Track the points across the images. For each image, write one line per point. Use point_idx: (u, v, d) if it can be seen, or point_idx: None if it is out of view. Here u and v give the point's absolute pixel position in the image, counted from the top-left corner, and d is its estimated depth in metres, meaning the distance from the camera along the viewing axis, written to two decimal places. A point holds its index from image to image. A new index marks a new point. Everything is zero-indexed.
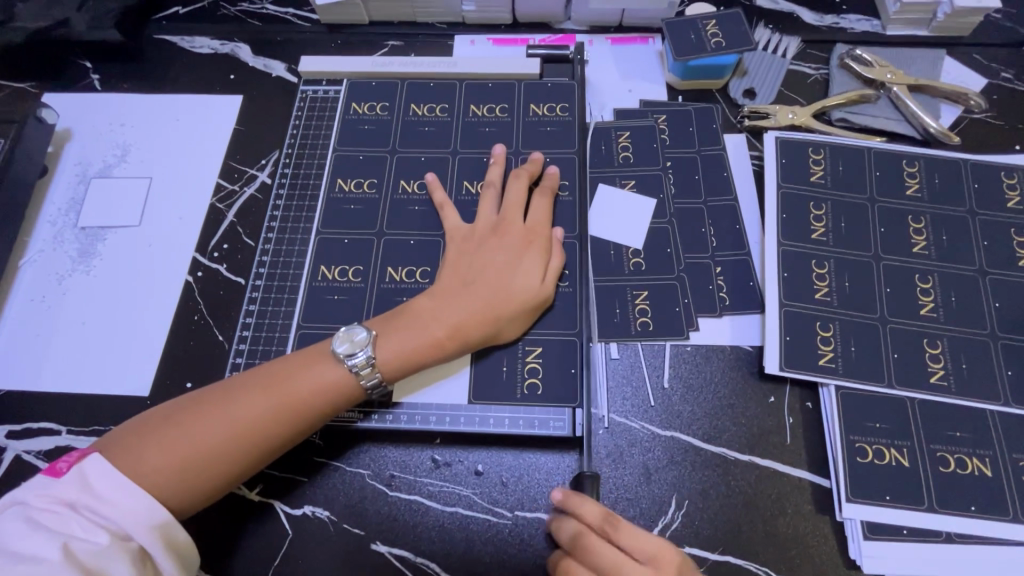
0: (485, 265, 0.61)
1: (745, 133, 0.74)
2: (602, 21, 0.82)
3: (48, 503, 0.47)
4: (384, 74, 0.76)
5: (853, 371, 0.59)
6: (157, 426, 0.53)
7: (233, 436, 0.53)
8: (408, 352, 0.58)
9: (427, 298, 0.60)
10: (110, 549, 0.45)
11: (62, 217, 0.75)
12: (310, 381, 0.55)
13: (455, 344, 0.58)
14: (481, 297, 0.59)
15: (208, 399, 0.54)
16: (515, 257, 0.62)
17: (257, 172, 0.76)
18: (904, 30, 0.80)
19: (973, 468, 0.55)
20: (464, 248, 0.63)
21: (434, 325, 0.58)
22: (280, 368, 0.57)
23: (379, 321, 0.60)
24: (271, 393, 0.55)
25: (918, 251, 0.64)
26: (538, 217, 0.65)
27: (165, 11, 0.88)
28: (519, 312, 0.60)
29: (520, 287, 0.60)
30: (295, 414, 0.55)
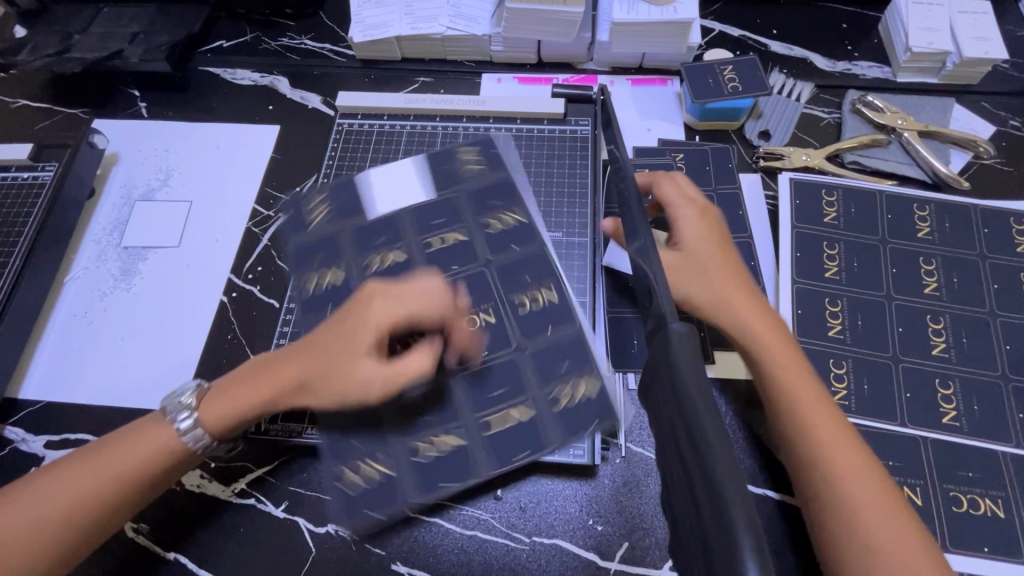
0: (320, 338, 0.56)
1: (759, 173, 0.77)
2: (623, 63, 0.86)
3: None
4: (416, 110, 0.81)
5: (866, 409, 0.61)
6: (18, 490, 0.53)
7: (80, 498, 0.52)
8: (226, 404, 0.55)
9: (252, 366, 0.57)
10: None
11: (106, 236, 0.79)
12: (130, 444, 0.54)
13: (280, 394, 0.55)
14: (308, 351, 0.55)
15: (45, 471, 0.54)
16: (366, 327, 0.54)
17: (292, 199, 0.80)
18: (914, 77, 0.83)
19: (985, 509, 0.56)
20: (327, 320, 0.60)
21: (260, 383, 0.56)
22: (107, 437, 0.55)
23: (215, 385, 0.57)
24: (91, 460, 0.53)
25: (930, 293, 0.66)
26: (421, 304, 0.55)
27: (210, 44, 0.93)
28: (337, 389, 0.54)
29: (346, 357, 0.54)
30: (118, 474, 0.53)
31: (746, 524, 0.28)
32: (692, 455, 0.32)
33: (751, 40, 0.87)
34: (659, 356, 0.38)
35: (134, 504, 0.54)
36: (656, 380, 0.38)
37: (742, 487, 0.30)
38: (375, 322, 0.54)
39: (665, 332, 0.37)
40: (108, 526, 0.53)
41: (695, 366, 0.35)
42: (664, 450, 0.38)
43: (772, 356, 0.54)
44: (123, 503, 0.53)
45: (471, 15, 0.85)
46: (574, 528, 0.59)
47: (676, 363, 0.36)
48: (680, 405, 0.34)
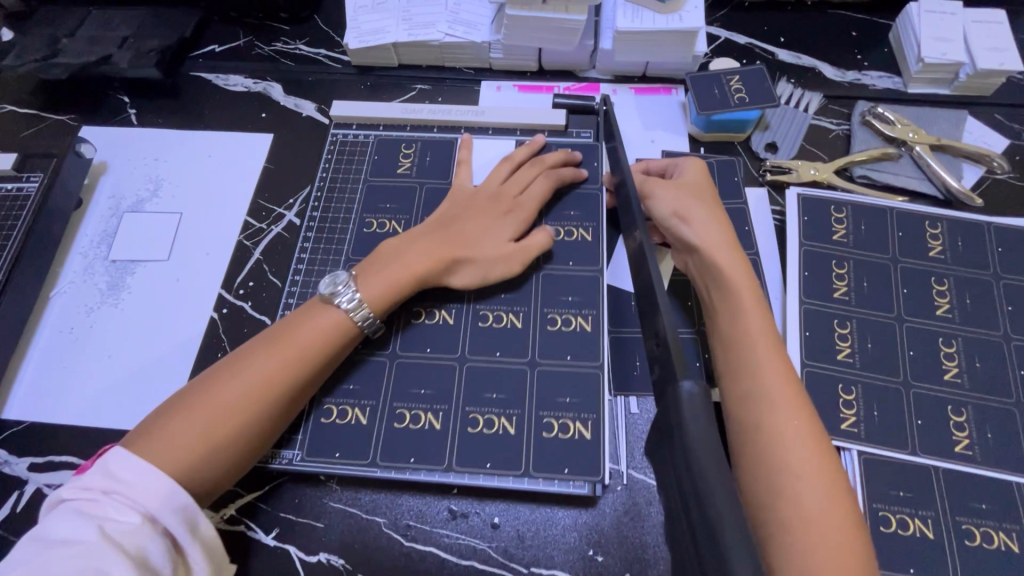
0: (466, 215, 0.66)
1: (766, 187, 0.75)
2: (626, 71, 0.84)
3: (83, 492, 0.46)
4: (414, 120, 0.78)
5: (876, 437, 0.59)
6: (164, 417, 0.51)
7: (230, 411, 0.51)
8: (385, 284, 0.60)
9: (402, 237, 0.64)
10: (142, 529, 0.45)
11: (94, 249, 0.77)
12: (306, 332, 0.56)
13: (433, 273, 0.62)
14: (453, 240, 0.63)
15: (218, 372, 0.54)
16: (492, 220, 0.66)
17: (285, 211, 0.78)
18: (925, 89, 0.81)
19: (999, 543, 0.54)
20: (454, 205, 0.68)
21: (413, 260, 0.61)
22: (276, 329, 0.57)
23: (362, 264, 0.62)
24: (273, 351, 0.55)
25: (942, 315, 0.64)
26: (533, 195, 0.68)
27: (201, 49, 0.90)
28: (487, 260, 0.64)
29: (494, 242, 0.65)
30: (303, 363, 0.55)
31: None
32: (701, 533, 0.30)
33: (758, 48, 0.85)
34: (667, 416, 0.35)
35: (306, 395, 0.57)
36: (662, 440, 0.36)
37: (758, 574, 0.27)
38: (501, 213, 0.67)
39: (674, 391, 0.35)
40: (259, 440, 0.53)
41: (707, 432, 0.33)
42: (668, 516, 0.35)
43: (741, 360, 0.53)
44: (270, 417, 0.53)
45: (470, 22, 0.83)
46: (574, 559, 0.57)
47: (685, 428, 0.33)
48: (690, 475, 0.32)
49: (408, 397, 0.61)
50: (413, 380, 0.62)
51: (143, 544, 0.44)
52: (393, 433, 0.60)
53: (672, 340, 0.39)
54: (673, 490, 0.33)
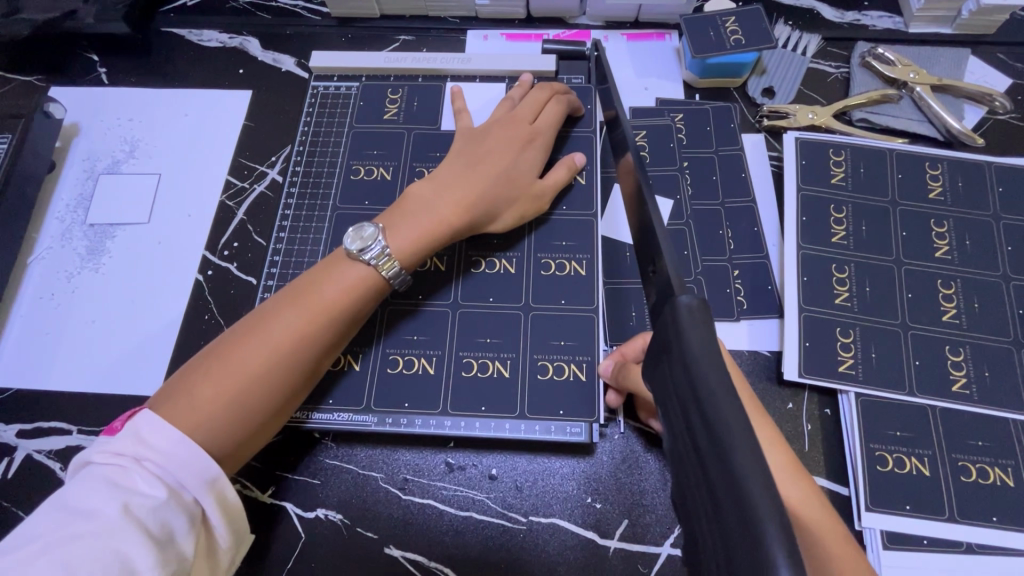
0: (487, 152, 0.63)
1: (763, 133, 0.73)
2: (618, 17, 0.81)
3: (109, 458, 0.44)
4: (397, 70, 0.75)
5: (874, 379, 0.58)
6: (189, 377, 0.49)
7: (256, 371, 0.49)
8: (414, 237, 0.57)
9: (426, 185, 0.60)
10: (167, 504, 0.43)
11: (70, 213, 0.74)
12: (331, 286, 0.54)
13: (464, 223, 0.59)
14: (484, 180, 0.61)
15: (244, 330, 0.52)
16: (514, 155, 0.63)
17: (267, 169, 0.75)
18: (926, 28, 0.78)
19: (995, 478, 0.54)
20: (469, 142, 0.64)
21: (439, 207, 0.59)
22: (301, 283, 0.55)
23: (386, 215, 0.59)
24: (296, 307, 0.53)
25: (941, 256, 0.63)
26: (547, 125, 0.66)
27: (172, 3, 0.86)
28: (518, 200, 0.62)
29: (522, 179, 0.63)
30: (328, 319, 0.53)
31: (773, 516, 0.25)
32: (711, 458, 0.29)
33: None
34: (665, 336, 0.35)
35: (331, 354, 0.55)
36: (659, 360, 0.35)
37: (764, 475, 0.27)
38: (521, 146, 0.64)
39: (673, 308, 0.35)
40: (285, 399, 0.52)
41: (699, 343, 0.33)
42: (676, 461, 0.33)
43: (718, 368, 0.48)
44: (296, 375, 0.52)
45: None
46: (572, 507, 0.57)
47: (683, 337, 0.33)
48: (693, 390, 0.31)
49: (402, 344, 0.61)
50: (405, 335, 0.61)
51: (168, 521, 0.43)
52: (388, 389, 0.60)
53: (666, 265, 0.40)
54: (673, 406, 0.33)
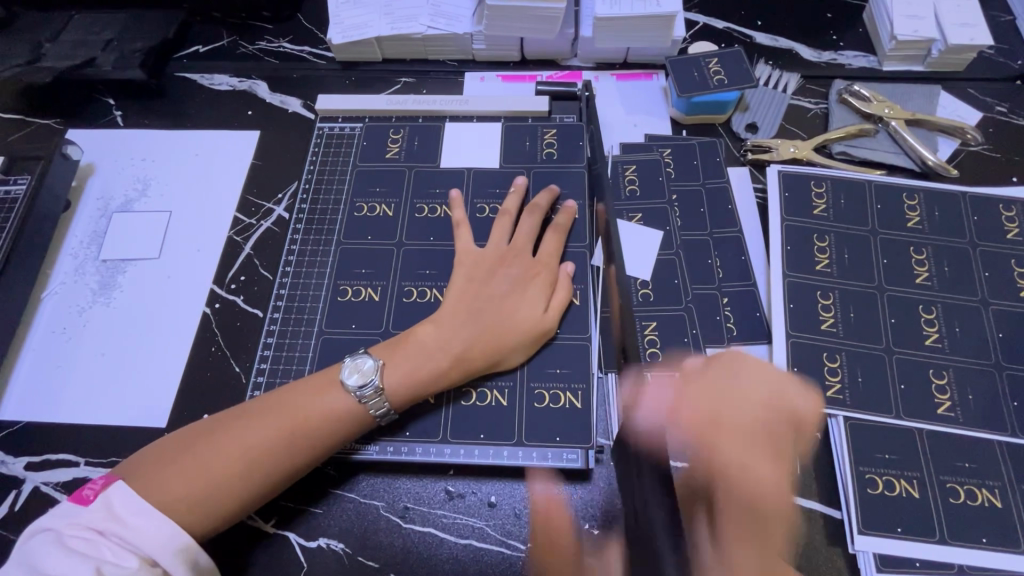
0: (493, 292, 0.63)
1: (748, 166, 0.76)
2: (607, 58, 0.85)
3: (79, 530, 0.48)
4: (398, 111, 0.79)
5: (861, 403, 0.60)
6: (167, 455, 0.53)
7: (226, 470, 0.52)
8: (408, 381, 0.57)
9: (431, 326, 0.60)
10: (140, 574, 0.47)
11: (83, 250, 0.77)
12: (316, 405, 0.55)
13: (462, 373, 0.59)
14: (487, 324, 0.60)
15: (228, 423, 0.55)
16: (522, 291, 0.63)
17: (274, 206, 0.78)
18: (899, 66, 0.82)
19: (983, 499, 0.55)
20: (471, 274, 0.64)
21: (439, 353, 0.59)
22: (290, 393, 0.57)
23: (386, 347, 0.60)
24: (278, 418, 0.55)
25: (921, 282, 0.66)
26: (548, 250, 0.67)
27: (186, 49, 0.91)
28: (525, 337, 0.61)
29: (530, 315, 0.62)
30: (307, 436, 0.54)
31: None
32: None
33: (736, 32, 0.87)
34: None
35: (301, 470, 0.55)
36: None
37: None
38: (525, 279, 0.64)
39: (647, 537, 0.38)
40: (249, 503, 0.53)
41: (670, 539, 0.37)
42: None
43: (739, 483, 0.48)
44: (264, 484, 0.53)
45: (452, 14, 0.84)
46: (571, 533, 0.58)
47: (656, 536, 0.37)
48: None
49: None
50: None
51: None
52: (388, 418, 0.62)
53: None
54: None
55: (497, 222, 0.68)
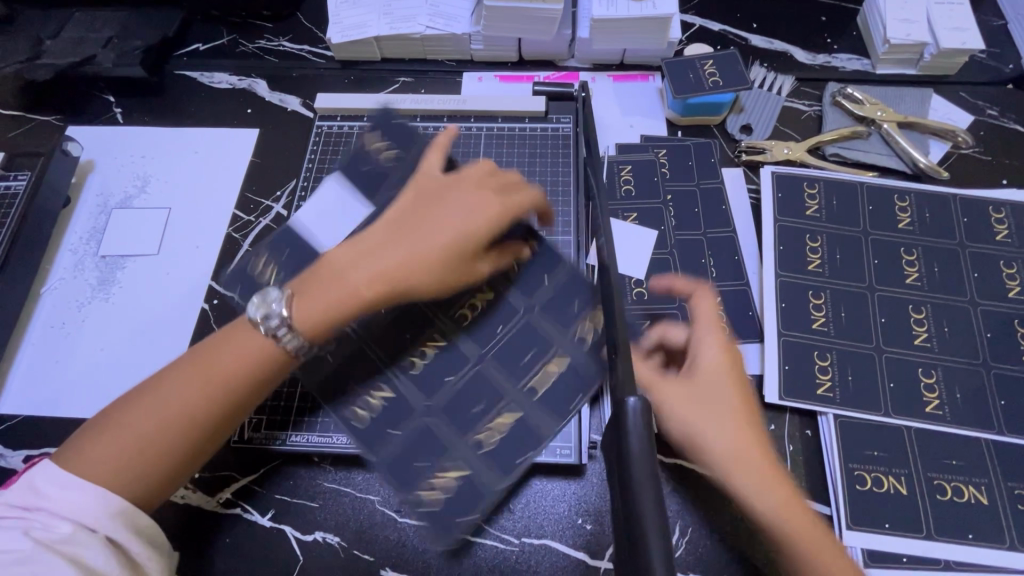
0: (427, 216, 0.56)
1: (742, 167, 0.77)
2: (604, 59, 0.86)
3: (4, 509, 0.45)
4: (397, 110, 0.80)
5: (851, 401, 0.61)
6: (80, 436, 0.49)
7: (158, 430, 0.49)
8: (324, 309, 0.52)
9: (349, 250, 0.55)
10: (76, 537, 0.44)
11: (83, 245, 0.78)
12: (228, 350, 0.52)
13: (384, 297, 0.54)
14: (416, 250, 0.55)
15: (139, 390, 0.50)
16: (459, 218, 0.56)
17: (272, 203, 0.79)
18: (892, 69, 0.83)
19: (969, 496, 0.56)
20: (413, 201, 0.58)
21: (356, 277, 0.53)
22: (200, 347, 0.52)
23: (301, 280, 0.55)
24: (190, 370, 0.50)
25: (912, 283, 0.67)
26: (516, 199, 0.59)
27: (186, 47, 0.91)
28: (462, 266, 0.56)
29: (465, 245, 0.56)
30: (222, 381, 0.51)
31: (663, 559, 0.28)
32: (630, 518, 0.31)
33: (731, 34, 0.88)
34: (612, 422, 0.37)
35: (227, 419, 0.51)
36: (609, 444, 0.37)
37: (661, 519, 0.30)
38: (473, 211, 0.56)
39: (619, 405, 0.36)
40: (195, 457, 0.51)
41: (644, 442, 0.34)
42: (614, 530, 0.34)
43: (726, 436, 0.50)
44: (203, 435, 0.50)
45: (450, 14, 0.84)
46: (564, 527, 0.59)
47: (626, 435, 0.34)
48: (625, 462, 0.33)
49: None
50: None
51: (79, 553, 0.43)
52: None
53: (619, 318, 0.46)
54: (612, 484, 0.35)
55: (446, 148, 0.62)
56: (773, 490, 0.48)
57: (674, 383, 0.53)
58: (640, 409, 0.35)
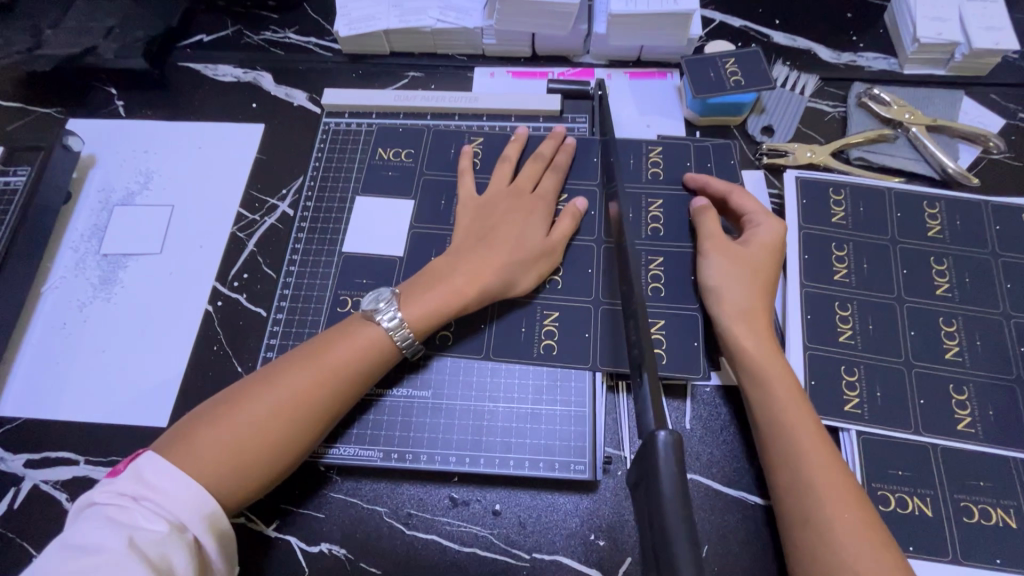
0: (497, 222, 0.65)
1: (763, 170, 0.74)
2: (621, 56, 0.83)
3: (112, 497, 0.46)
4: (406, 107, 0.78)
5: (878, 416, 0.59)
6: (195, 424, 0.51)
7: (267, 425, 0.51)
8: (429, 306, 0.59)
9: (446, 257, 0.63)
10: (169, 538, 0.45)
11: (84, 243, 0.76)
12: (344, 348, 0.56)
13: (479, 294, 0.61)
14: (497, 250, 0.62)
15: (254, 382, 0.54)
16: (522, 220, 0.65)
17: (278, 202, 0.77)
18: (920, 69, 0.80)
19: (998, 519, 0.54)
20: (475, 217, 0.67)
21: (456, 278, 0.60)
22: (314, 344, 0.57)
23: (405, 285, 0.61)
24: (307, 365, 0.55)
25: (942, 294, 0.64)
26: (546, 187, 0.69)
27: (189, 39, 0.89)
28: (533, 258, 0.64)
29: (531, 239, 0.64)
30: (338, 379, 0.55)
31: None
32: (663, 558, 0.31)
33: (753, 31, 0.85)
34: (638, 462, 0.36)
35: (339, 412, 0.56)
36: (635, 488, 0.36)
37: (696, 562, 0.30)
38: (527, 210, 0.66)
39: (650, 439, 0.35)
40: (295, 455, 0.53)
41: (677, 482, 0.33)
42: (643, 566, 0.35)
43: (801, 446, 0.52)
44: (305, 432, 0.53)
45: (462, 7, 0.81)
46: (576, 543, 0.57)
47: (659, 474, 0.34)
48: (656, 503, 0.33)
49: (417, 384, 0.64)
50: (417, 374, 0.64)
51: (168, 554, 0.44)
52: (394, 429, 0.62)
53: (644, 335, 0.47)
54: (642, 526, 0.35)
55: (499, 167, 0.71)
56: (804, 428, 0.53)
57: (724, 247, 0.63)
58: (670, 443, 0.34)
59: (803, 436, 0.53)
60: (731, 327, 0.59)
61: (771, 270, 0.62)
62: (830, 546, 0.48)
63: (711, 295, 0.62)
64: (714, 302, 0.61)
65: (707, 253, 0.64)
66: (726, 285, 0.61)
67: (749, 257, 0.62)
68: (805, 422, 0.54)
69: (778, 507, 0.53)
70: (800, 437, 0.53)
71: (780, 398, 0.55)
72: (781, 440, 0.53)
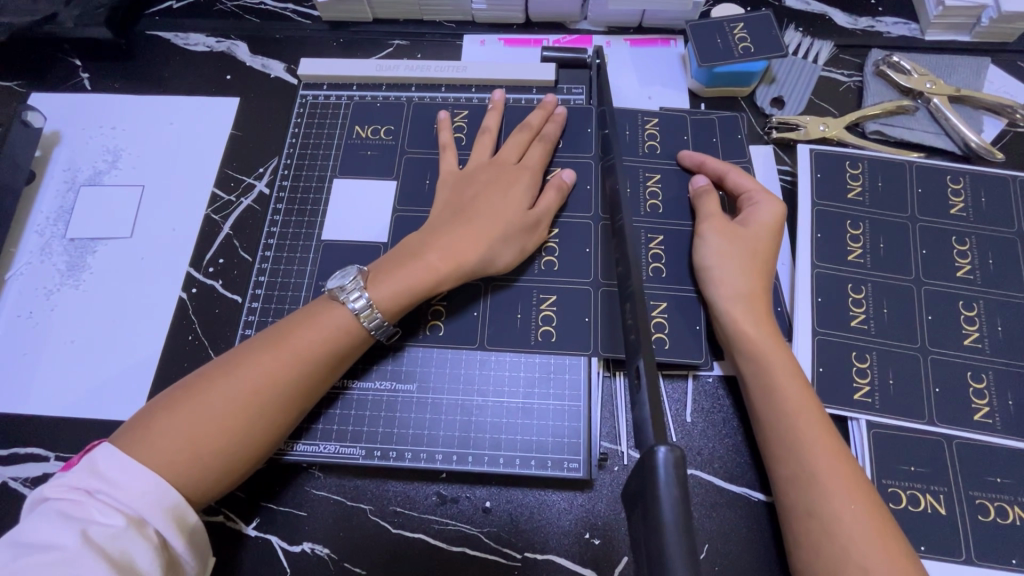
0: (476, 195, 0.61)
1: (771, 145, 0.69)
2: (621, 22, 0.77)
3: (65, 491, 0.43)
4: (390, 79, 0.73)
5: (891, 407, 0.56)
6: (153, 411, 0.48)
7: (228, 413, 0.48)
8: (399, 287, 0.55)
9: (422, 233, 0.59)
10: (128, 533, 0.42)
11: (50, 226, 0.71)
12: (311, 331, 0.52)
13: (455, 271, 0.57)
14: (474, 224, 0.58)
15: (216, 366, 0.50)
16: (504, 192, 0.61)
17: (254, 181, 0.72)
18: (943, 35, 0.74)
19: (1015, 516, 0.52)
20: (456, 190, 0.62)
21: (430, 255, 0.56)
22: (281, 326, 0.53)
23: (376, 264, 0.57)
24: (272, 349, 0.51)
25: (963, 276, 0.60)
26: (532, 157, 0.64)
27: (158, 6, 0.83)
28: (515, 231, 0.59)
29: (513, 211, 0.60)
30: (304, 363, 0.51)
31: None
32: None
33: None
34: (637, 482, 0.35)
35: (307, 399, 0.52)
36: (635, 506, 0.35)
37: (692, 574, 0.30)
38: (509, 181, 0.62)
39: (648, 456, 0.33)
40: (260, 445, 0.50)
41: (679, 508, 0.32)
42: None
43: (805, 439, 0.49)
44: (271, 420, 0.50)
45: None
46: (570, 542, 0.54)
47: (659, 503, 0.32)
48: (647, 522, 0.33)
49: (402, 377, 0.60)
50: (402, 366, 0.60)
51: (127, 550, 0.41)
52: (377, 425, 0.59)
53: (642, 321, 0.44)
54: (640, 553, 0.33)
55: (479, 139, 0.66)
56: (805, 420, 0.50)
57: (723, 227, 0.59)
58: (671, 461, 0.33)
59: (805, 428, 0.49)
60: (728, 311, 0.55)
61: (771, 249, 0.58)
62: (832, 546, 0.45)
63: (710, 277, 0.58)
64: (712, 286, 0.57)
65: (702, 234, 0.60)
66: (726, 266, 0.57)
67: (748, 238, 0.58)
68: (807, 413, 0.50)
69: (780, 504, 0.50)
70: (802, 430, 0.49)
71: (783, 387, 0.51)
72: (781, 433, 0.50)
